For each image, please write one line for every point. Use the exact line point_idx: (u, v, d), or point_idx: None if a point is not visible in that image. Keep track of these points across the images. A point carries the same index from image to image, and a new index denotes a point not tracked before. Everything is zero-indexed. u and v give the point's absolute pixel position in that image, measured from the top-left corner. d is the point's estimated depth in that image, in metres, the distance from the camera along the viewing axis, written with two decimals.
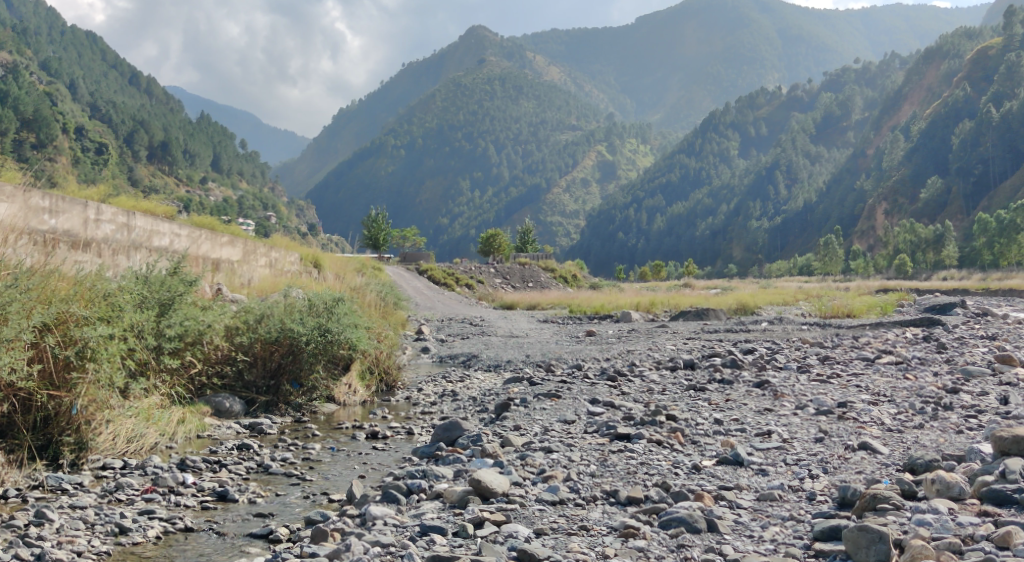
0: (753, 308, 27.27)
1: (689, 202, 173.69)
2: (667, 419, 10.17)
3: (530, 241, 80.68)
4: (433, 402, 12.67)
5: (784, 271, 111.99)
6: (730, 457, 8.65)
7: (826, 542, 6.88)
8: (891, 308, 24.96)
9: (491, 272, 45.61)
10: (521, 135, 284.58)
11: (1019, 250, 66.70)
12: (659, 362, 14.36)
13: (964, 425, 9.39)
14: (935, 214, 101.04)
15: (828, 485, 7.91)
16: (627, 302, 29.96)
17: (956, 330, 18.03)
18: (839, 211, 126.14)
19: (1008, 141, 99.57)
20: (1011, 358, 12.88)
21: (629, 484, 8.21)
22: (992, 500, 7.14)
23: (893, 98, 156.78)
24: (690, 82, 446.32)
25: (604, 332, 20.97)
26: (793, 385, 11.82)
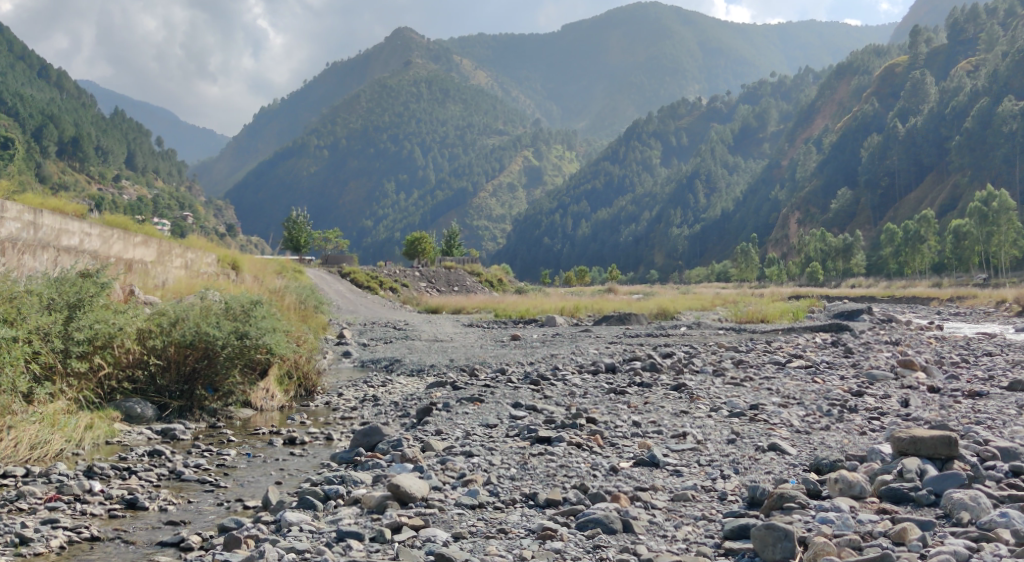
0: (673, 313, 27.83)
1: (613, 209, 176.18)
2: (587, 422, 10.31)
3: (455, 245, 80.37)
4: (354, 407, 12.55)
5: (702, 277, 114.50)
6: (646, 459, 8.84)
7: (735, 540, 7.09)
8: (802, 314, 25.76)
9: (417, 276, 45.27)
10: (446, 138, 283.94)
11: (922, 258, 69.54)
12: (581, 366, 14.55)
13: (867, 427, 9.79)
14: (844, 224, 104.77)
15: (739, 486, 8.13)
16: (552, 306, 30.18)
17: (862, 335, 18.76)
18: (756, 220, 129.74)
19: (912, 155, 103.59)
20: (913, 363, 13.49)
21: (549, 487, 8.30)
22: (890, 500, 7.46)
23: (807, 110, 161.69)
24: (615, 89, 452.47)
25: (529, 336, 21.16)
26: (708, 388, 12.13)
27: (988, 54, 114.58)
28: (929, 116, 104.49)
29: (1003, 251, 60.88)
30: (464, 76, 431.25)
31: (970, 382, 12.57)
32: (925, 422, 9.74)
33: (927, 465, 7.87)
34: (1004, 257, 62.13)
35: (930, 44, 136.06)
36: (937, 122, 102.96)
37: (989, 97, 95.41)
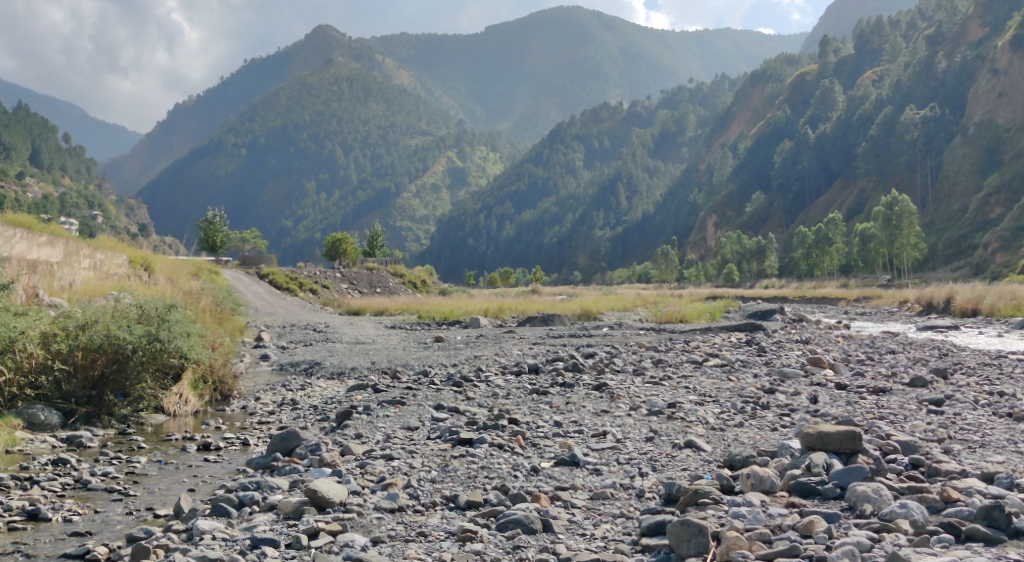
0: (595, 314, 28.25)
1: (537, 210, 177.34)
2: (509, 423, 10.35)
3: (378, 245, 79.80)
4: (272, 412, 12.30)
5: (624, 278, 116.29)
6: (567, 458, 8.91)
7: (652, 536, 7.22)
8: (718, 314, 26.45)
9: (338, 276, 44.71)
10: (368, 137, 280.94)
11: (830, 259, 71.91)
12: (505, 366, 14.60)
13: (779, 423, 10.07)
14: (758, 227, 107.69)
15: (656, 483, 8.28)
16: (476, 307, 30.20)
17: (775, 334, 19.38)
18: (675, 223, 132.17)
19: (822, 161, 106.87)
20: (821, 361, 13.97)
21: (469, 489, 8.29)
22: (799, 493, 7.69)
23: (723, 115, 165.41)
24: (537, 91, 455.33)
25: (452, 338, 21.13)
26: (629, 387, 12.31)
27: (891, 65, 118.98)
28: (837, 124, 107.78)
29: (905, 253, 63.32)
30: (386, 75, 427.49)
31: (875, 379, 13.04)
32: (832, 418, 10.08)
33: (833, 459, 8.15)
34: (906, 259, 64.59)
35: (838, 54, 140.54)
36: (845, 129, 106.43)
37: (892, 106, 99.14)
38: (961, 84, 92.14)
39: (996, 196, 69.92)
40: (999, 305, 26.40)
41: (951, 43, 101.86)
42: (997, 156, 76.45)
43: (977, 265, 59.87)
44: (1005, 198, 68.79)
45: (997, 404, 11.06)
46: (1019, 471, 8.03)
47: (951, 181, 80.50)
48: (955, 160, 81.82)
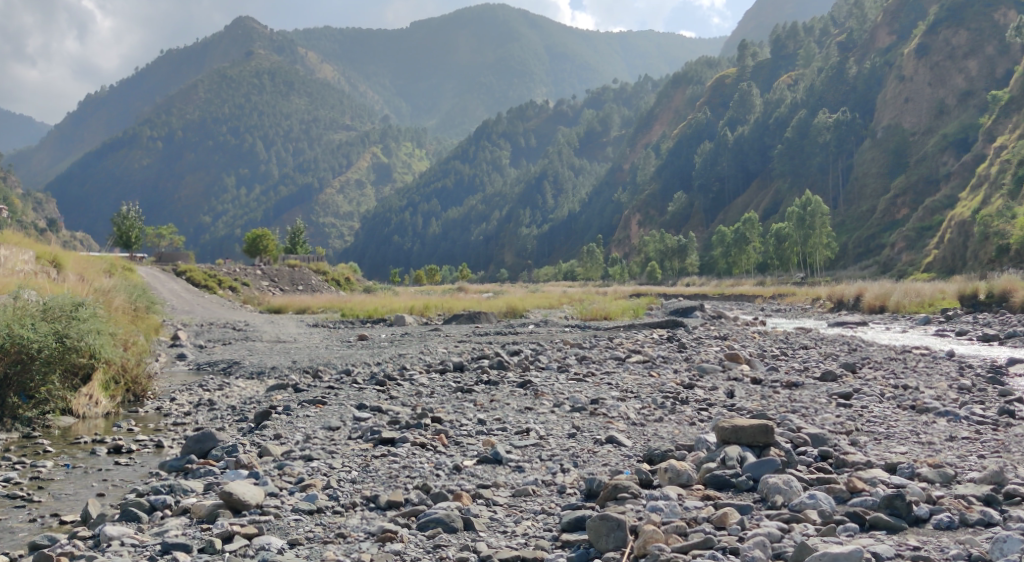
0: (521, 311, 28.23)
1: (463, 208, 177.28)
2: (432, 422, 10.29)
3: (300, 242, 78.60)
4: (188, 413, 12.00)
5: (550, 276, 117.15)
6: (490, 456, 8.93)
7: (572, 532, 7.29)
8: (641, 311, 26.89)
9: (258, 274, 43.79)
10: (290, 132, 276.13)
11: (747, 258, 73.80)
12: (430, 365, 14.53)
13: (696, 418, 10.30)
14: (679, 226, 109.95)
15: (576, 479, 8.36)
16: (401, 305, 29.91)
17: (695, 331, 19.74)
18: (601, 221, 133.23)
19: (740, 162, 109.21)
20: (737, 357, 14.31)
21: (390, 489, 8.23)
22: (715, 486, 7.87)
23: (646, 116, 167.55)
24: (463, 88, 454.03)
25: (377, 336, 20.89)
26: (552, 384, 12.40)
27: (806, 69, 122.33)
28: (754, 125, 110.15)
29: (817, 252, 65.23)
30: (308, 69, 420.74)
31: (788, 373, 13.45)
32: (747, 412, 10.33)
33: (746, 452, 8.36)
34: (818, 257, 66.56)
35: (755, 59, 144.10)
36: (762, 131, 108.87)
37: (807, 109, 101.83)
38: (870, 89, 95.26)
39: (902, 197, 72.52)
40: (907, 302, 27.45)
41: (861, 48, 105.19)
42: (904, 159, 79.36)
43: (884, 264, 62.10)
44: (911, 199, 71.52)
45: (903, 397, 11.51)
46: (921, 461, 8.38)
47: (861, 182, 83.14)
48: (865, 162, 84.50)
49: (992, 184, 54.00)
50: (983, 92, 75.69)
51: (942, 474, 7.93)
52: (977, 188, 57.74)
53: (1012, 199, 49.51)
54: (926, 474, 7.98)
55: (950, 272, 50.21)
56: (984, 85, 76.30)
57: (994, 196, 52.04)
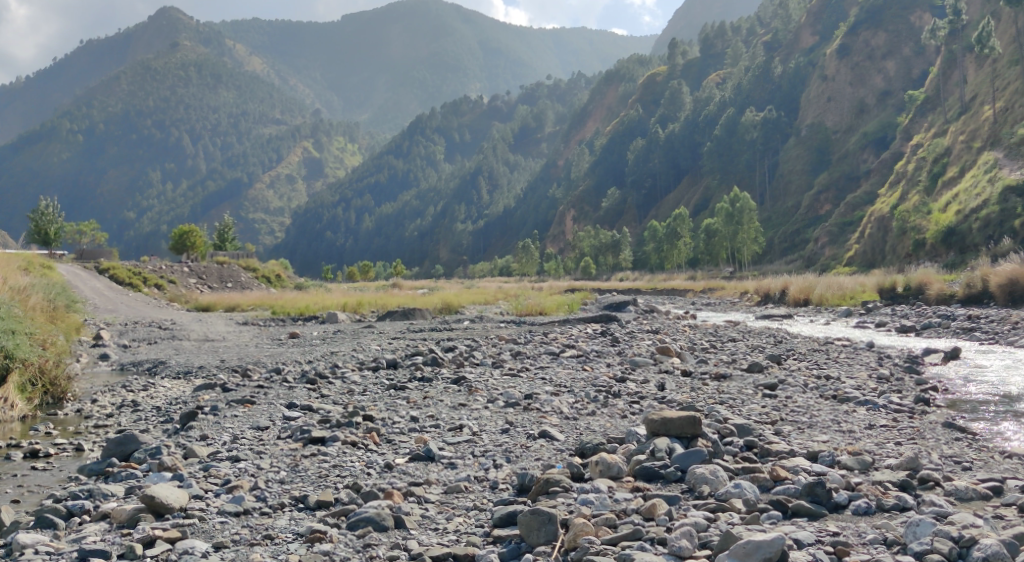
0: (456, 307, 28.16)
1: (397, 203, 176.34)
2: (364, 420, 10.20)
3: (229, 238, 77.07)
4: (110, 413, 11.66)
5: (486, 272, 117.42)
6: (422, 453, 8.88)
7: (503, 527, 7.32)
8: (575, 306, 27.12)
9: (186, 270, 42.70)
10: (218, 126, 269.96)
11: (679, 254, 74.96)
12: (363, 363, 14.36)
13: (629, 410, 10.43)
14: (613, 221, 111.16)
15: (509, 474, 8.38)
16: (334, 302, 29.53)
17: (627, 325, 19.99)
18: (535, 217, 133.62)
19: (672, 158, 110.71)
20: (669, 349, 14.51)
21: (320, 488, 8.13)
22: (644, 477, 7.99)
23: (580, 112, 168.46)
24: (397, 83, 450.41)
25: (309, 334, 20.60)
26: (487, 380, 12.38)
27: (733, 68, 124.67)
28: (685, 123, 111.75)
29: (745, 247, 66.68)
30: (237, 61, 411.96)
31: (717, 364, 13.77)
32: (676, 405, 10.51)
33: (675, 443, 8.51)
34: (746, 253, 68.02)
35: (685, 57, 146.37)
36: (692, 129, 110.50)
37: (735, 107, 103.67)
38: (795, 88, 97.52)
39: (826, 193, 74.54)
40: (828, 294, 28.26)
41: (786, 48, 107.50)
42: (827, 156, 81.54)
43: (809, 258, 63.74)
44: (834, 195, 73.63)
45: (824, 387, 11.84)
46: (842, 448, 8.63)
47: (786, 179, 85.05)
48: (790, 159, 86.43)
49: (909, 180, 55.82)
50: (901, 93, 78.25)
51: (861, 461, 8.19)
52: (895, 184, 59.63)
53: (928, 195, 51.25)
54: (846, 462, 8.21)
55: (870, 265, 51.71)
56: (901, 85, 78.89)
57: (911, 191, 53.81)
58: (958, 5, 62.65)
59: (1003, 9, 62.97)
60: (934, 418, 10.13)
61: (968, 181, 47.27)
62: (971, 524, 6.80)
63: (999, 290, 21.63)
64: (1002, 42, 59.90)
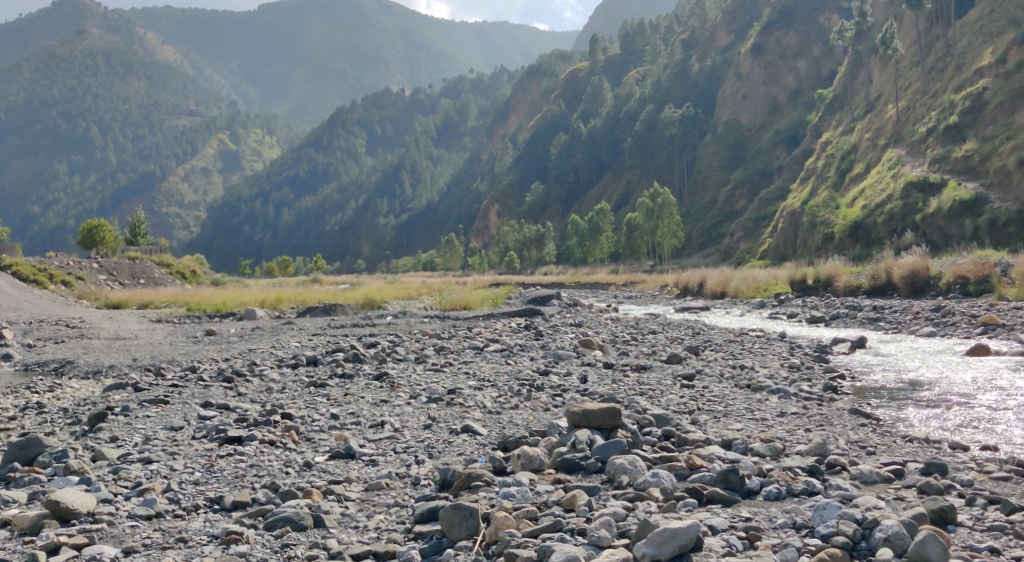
0: (379, 303, 27.82)
1: (317, 197, 174.09)
2: (282, 418, 10.02)
3: (141, 233, 74.54)
4: (13, 417, 11.17)
5: (409, 267, 116.75)
6: (342, 451, 8.78)
7: (425, 523, 7.29)
8: (500, 300, 27.10)
9: (95, 267, 41.12)
10: (128, 116, 260.83)
11: (601, 248, 75.85)
12: (281, 360, 14.06)
13: (551, 403, 10.51)
14: (537, 216, 112.02)
15: (431, 470, 8.34)
16: (250, 298, 28.80)
17: (551, 319, 20.10)
18: (459, 211, 133.46)
19: (593, 153, 111.68)
20: (591, 343, 14.69)
21: (237, 488, 7.96)
22: (564, 469, 8.06)
23: (503, 107, 168.61)
24: (316, 74, 442.59)
25: (225, 331, 20.01)
26: (409, 375, 12.32)
27: (652, 66, 126.57)
28: (606, 119, 112.89)
29: (665, 241, 67.95)
30: (147, 51, 398.52)
31: (638, 356, 14.01)
32: (596, 396, 10.65)
33: (595, 435, 8.61)
34: (666, 246, 69.21)
35: (605, 53, 148.09)
36: (613, 125, 111.79)
37: (654, 104, 105.18)
38: (711, 85, 99.51)
39: (740, 188, 76.42)
40: (743, 287, 29.03)
41: (702, 47, 109.60)
42: (742, 153, 83.54)
43: (725, 252, 65.19)
44: (748, 191, 75.57)
45: (739, 376, 12.17)
46: (754, 436, 8.87)
47: (703, 175, 86.82)
48: (706, 156, 88.26)
49: (819, 177, 57.57)
50: (811, 91, 80.64)
51: (772, 448, 8.42)
52: (805, 180, 61.51)
53: (837, 191, 52.95)
54: (756, 449, 8.45)
55: (783, 258, 53.23)
56: (811, 84, 81.28)
57: (821, 187, 55.51)
58: (863, 7, 64.76)
59: (904, 12, 65.44)
60: (841, 405, 10.52)
61: (874, 177, 49.00)
62: (875, 505, 7.06)
63: (901, 281, 22.46)
64: (905, 43, 62.20)
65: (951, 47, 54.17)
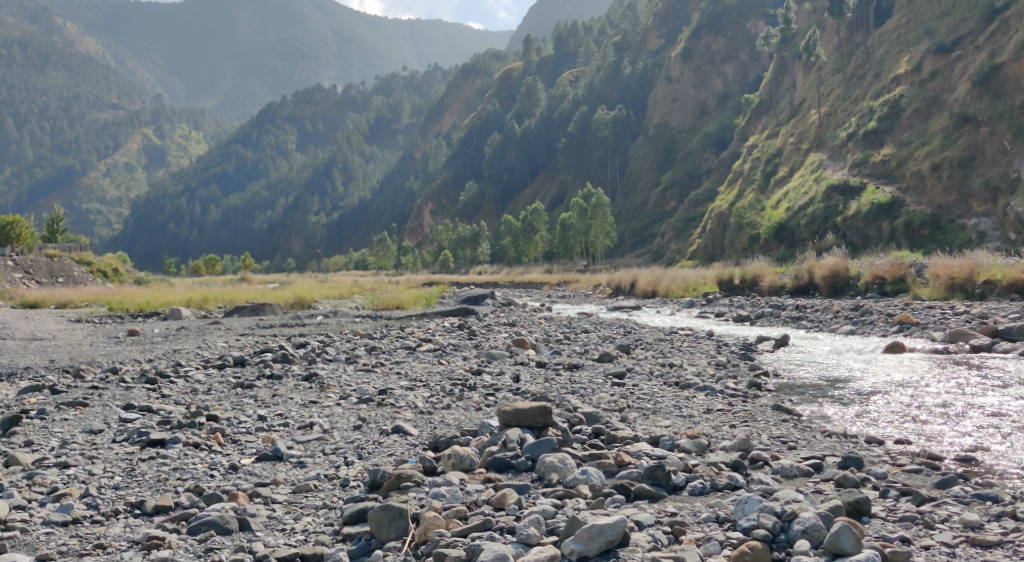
0: (309, 302, 27.46)
1: (247, 194, 171.09)
2: (208, 419, 9.82)
3: (60, 229, 72.10)
4: None
5: (341, 266, 115.56)
6: (269, 453, 8.65)
7: (353, 524, 7.23)
8: (433, 299, 26.99)
9: (10, 264, 39.62)
10: (46, 109, 251.72)
11: (535, 248, 76.24)
12: (207, 361, 13.78)
13: (483, 403, 10.52)
14: (471, 216, 112.08)
15: (361, 470, 8.27)
16: (177, 298, 28.15)
17: (484, 318, 20.09)
18: (392, 210, 132.59)
19: (527, 154, 112.05)
20: (524, 342, 14.76)
21: (160, 492, 7.78)
22: (495, 468, 8.08)
23: (437, 106, 168.13)
24: (245, 69, 434.07)
25: (149, 331, 19.51)
26: (339, 375, 12.21)
27: (585, 67, 127.70)
28: (540, 119, 113.34)
29: (598, 241, 68.56)
30: (66, 41, 384.90)
31: (571, 354, 14.13)
32: (529, 394, 10.70)
33: (526, 433, 8.67)
34: (598, 246, 69.88)
35: (539, 54, 148.90)
36: (547, 125, 112.31)
37: (587, 105, 106.04)
38: (643, 88, 100.81)
39: (671, 189, 77.63)
40: (674, 286, 29.46)
41: (634, 49, 111.04)
42: (672, 155, 84.83)
43: (656, 252, 66.10)
44: (678, 192, 76.85)
45: (669, 374, 12.37)
46: (681, 432, 9.04)
47: (635, 176, 87.81)
48: (638, 157, 89.36)
49: (746, 179, 58.81)
50: (738, 96, 82.50)
51: (697, 443, 8.60)
52: (732, 182, 62.78)
53: (763, 193, 54.16)
54: (683, 445, 8.61)
55: (711, 258, 54.23)
56: (738, 89, 83.16)
57: (747, 189, 56.77)
58: (788, 15, 66.48)
59: (826, 20, 67.36)
60: (765, 401, 10.79)
61: (797, 180, 50.26)
62: (794, 499, 7.26)
63: (823, 281, 23.11)
64: (827, 50, 64.09)
65: (870, 55, 55.95)
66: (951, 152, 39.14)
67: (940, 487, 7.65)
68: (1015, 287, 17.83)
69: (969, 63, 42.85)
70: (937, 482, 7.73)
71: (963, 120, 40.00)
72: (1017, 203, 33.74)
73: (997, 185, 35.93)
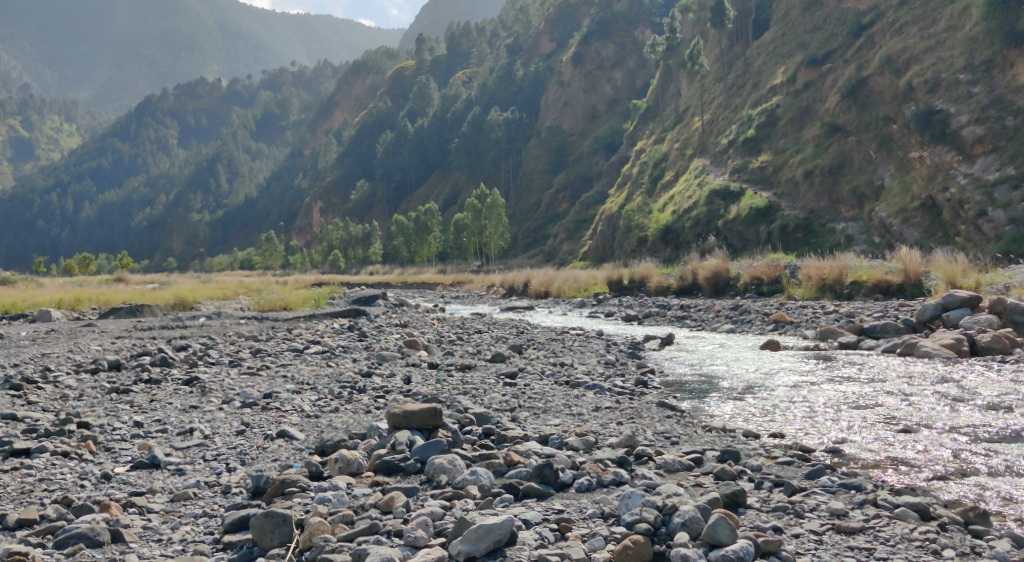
0: (191, 303, 26.72)
1: (124, 190, 163.88)
2: (79, 427, 9.33)
3: None
4: None
5: (225, 265, 112.41)
6: (146, 461, 8.30)
7: (233, 532, 7.04)
8: (322, 299, 26.64)
9: None
10: None
11: (428, 248, 75.91)
12: (80, 365, 13.13)
13: (372, 405, 10.39)
14: (362, 215, 111.04)
15: (243, 477, 8.03)
16: (47, 298, 26.87)
17: (376, 319, 19.92)
18: (280, 208, 129.98)
19: (419, 152, 111.62)
20: (415, 343, 14.66)
21: (23, 506, 7.38)
22: (384, 470, 8.01)
23: (327, 103, 165.55)
24: (123, 60, 415.44)
25: (17, 334, 18.56)
26: (222, 379, 11.82)
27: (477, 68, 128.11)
28: (433, 118, 113.00)
29: (491, 242, 68.91)
30: None
31: (463, 355, 14.14)
32: (419, 397, 10.63)
33: (415, 436, 8.61)
34: (491, 247, 70.18)
35: (431, 53, 148.26)
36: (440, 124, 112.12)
37: (480, 106, 106.35)
38: (535, 91, 101.88)
39: (564, 191, 78.90)
40: (566, 286, 29.95)
41: (527, 52, 112.14)
42: (563, 157, 86.16)
43: (549, 253, 67.11)
44: (570, 194, 78.14)
45: (558, 373, 12.51)
46: (569, 430, 9.16)
47: (527, 177, 88.64)
48: (530, 160, 90.23)
49: (634, 183, 60.31)
50: (627, 101, 84.64)
51: (585, 441, 8.73)
52: (621, 185, 64.24)
53: (650, 196, 55.66)
54: (571, 443, 8.72)
55: (602, 259, 55.35)
56: (627, 94, 85.18)
57: (635, 193, 58.24)
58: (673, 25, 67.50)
59: (709, 30, 69.59)
60: (650, 399, 11.03)
61: (681, 184, 51.80)
62: (674, 492, 7.46)
63: (705, 281, 23.88)
64: (710, 59, 66.31)
65: (749, 65, 58.23)
66: (822, 160, 41.13)
67: (811, 477, 8.03)
68: (878, 287, 18.80)
69: (839, 75, 45.06)
70: (808, 471, 8.10)
71: (833, 129, 42.12)
72: (882, 209, 35.81)
73: (864, 192, 38.00)
